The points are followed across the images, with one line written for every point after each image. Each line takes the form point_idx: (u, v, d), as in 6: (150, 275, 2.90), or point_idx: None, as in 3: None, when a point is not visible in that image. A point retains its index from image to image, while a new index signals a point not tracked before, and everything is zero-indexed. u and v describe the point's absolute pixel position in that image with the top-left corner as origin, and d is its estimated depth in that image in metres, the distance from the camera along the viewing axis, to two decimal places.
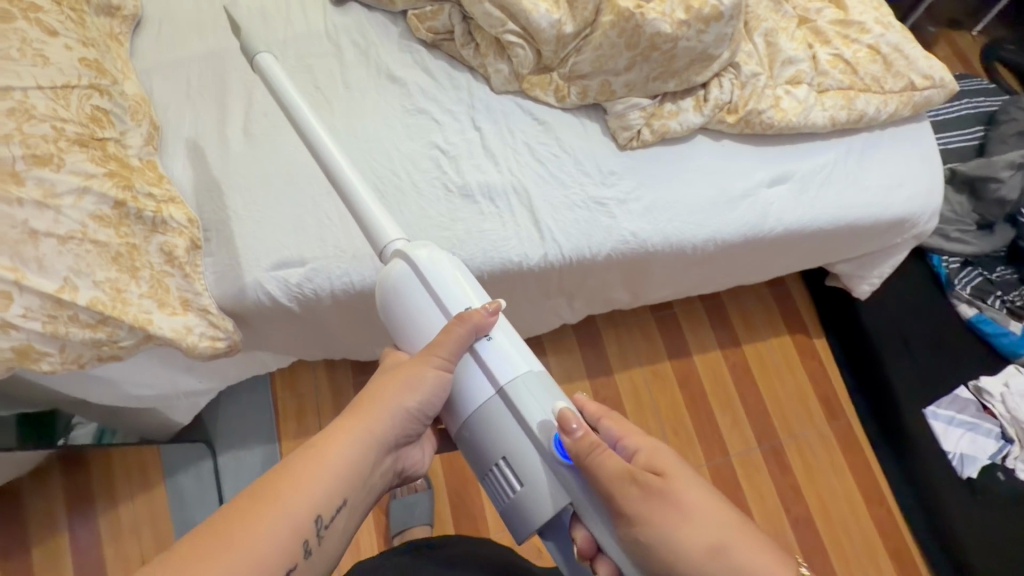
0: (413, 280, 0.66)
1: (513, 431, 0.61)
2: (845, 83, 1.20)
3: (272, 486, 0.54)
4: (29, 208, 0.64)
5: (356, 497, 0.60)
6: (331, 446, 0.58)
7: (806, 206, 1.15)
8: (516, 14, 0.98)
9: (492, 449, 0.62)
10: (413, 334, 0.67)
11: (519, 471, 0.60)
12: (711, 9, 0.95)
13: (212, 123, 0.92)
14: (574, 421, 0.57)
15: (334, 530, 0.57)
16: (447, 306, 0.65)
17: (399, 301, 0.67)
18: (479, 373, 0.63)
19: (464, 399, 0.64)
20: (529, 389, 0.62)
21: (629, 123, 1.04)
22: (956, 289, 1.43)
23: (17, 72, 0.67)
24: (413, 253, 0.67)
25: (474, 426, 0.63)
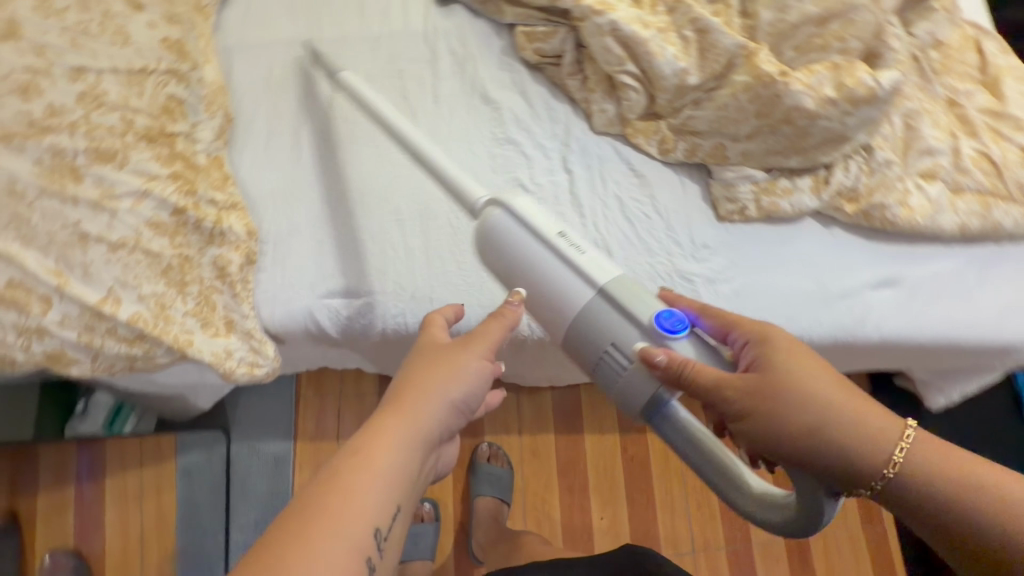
0: (513, 226, 0.64)
1: (613, 318, 0.57)
2: (986, 187, 1.04)
3: (323, 504, 0.46)
4: (84, 209, 0.59)
5: (408, 505, 0.52)
6: (379, 449, 0.51)
7: (910, 318, 1.02)
8: (639, 54, 0.87)
9: (597, 337, 0.58)
10: (510, 263, 0.64)
11: (631, 349, 0.56)
12: (866, 90, 0.82)
13: (290, 124, 0.84)
14: (656, 354, 0.53)
15: (391, 545, 0.49)
16: (543, 234, 0.62)
17: (496, 246, 0.65)
18: (571, 277, 0.60)
19: (558, 301, 0.60)
20: (624, 288, 0.58)
21: (735, 195, 0.93)
22: None
23: (94, 52, 0.62)
24: (510, 199, 0.65)
25: (575, 327, 0.59)
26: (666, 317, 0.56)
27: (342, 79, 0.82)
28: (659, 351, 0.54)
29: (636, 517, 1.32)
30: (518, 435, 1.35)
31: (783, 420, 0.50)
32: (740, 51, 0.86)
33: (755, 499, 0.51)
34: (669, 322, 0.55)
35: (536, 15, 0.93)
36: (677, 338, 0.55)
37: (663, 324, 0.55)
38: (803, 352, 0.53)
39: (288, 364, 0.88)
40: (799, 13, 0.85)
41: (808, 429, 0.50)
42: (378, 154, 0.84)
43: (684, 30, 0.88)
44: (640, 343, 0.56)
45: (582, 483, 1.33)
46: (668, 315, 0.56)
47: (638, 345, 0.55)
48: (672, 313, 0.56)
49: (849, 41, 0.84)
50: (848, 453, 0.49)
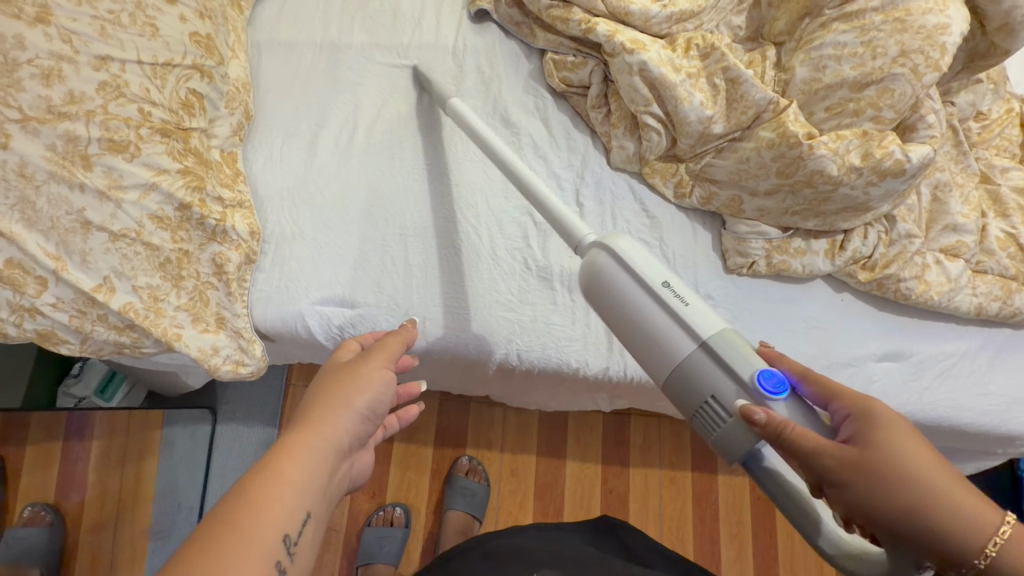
0: (617, 273, 0.61)
1: (717, 374, 0.55)
2: (1009, 271, 1.01)
3: (229, 513, 0.46)
4: (90, 197, 0.60)
5: (320, 515, 0.53)
6: (286, 459, 0.51)
7: (912, 396, 0.98)
8: (666, 96, 0.85)
9: (695, 388, 0.56)
10: (612, 301, 0.61)
11: (733, 404, 0.53)
12: (894, 163, 0.79)
13: (307, 126, 0.85)
14: (758, 412, 0.51)
15: (302, 554, 0.49)
16: (647, 283, 0.59)
17: (598, 288, 0.63)
18: (675, 330, 0.57)
19: (664, 344, 0.58)
20: (732, 346, 0.55)
21: (747, 250, 0.91)
22: None
23: (122, 42, 0.63)
24: (613, 243, 0.62)
25: (674, 380, 0.57)
26: (768, 375, 0.53)
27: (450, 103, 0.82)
28: (760, 409, 0.51)
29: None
30: (500, 451, 1.35)
31: (881, 500, 0.47)
32: (769, 106, 0.84)
33: (859, 562, 0.50)
34: (770, 383, 0.53)
35: (568, 44, 0.91)
36: (778, 399, 0.53)
37: (765, 385, 0.53)
38: (916, 437, 0.49)
39: (277, 357, 0.89)
40: (836, 74, 0.83)
41: (908, 510, 0.47)
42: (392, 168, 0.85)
43: (714, 77, 0.86)
44: (741, 400, 0.53)
45: (558, 507, 1.32)
46: (770, 375, 0.53)
47: (740, 402, 0.53)
48: (775, 372, 0.53)
49: (884, 110, 0.81)
50: (951, 543, 0.45)
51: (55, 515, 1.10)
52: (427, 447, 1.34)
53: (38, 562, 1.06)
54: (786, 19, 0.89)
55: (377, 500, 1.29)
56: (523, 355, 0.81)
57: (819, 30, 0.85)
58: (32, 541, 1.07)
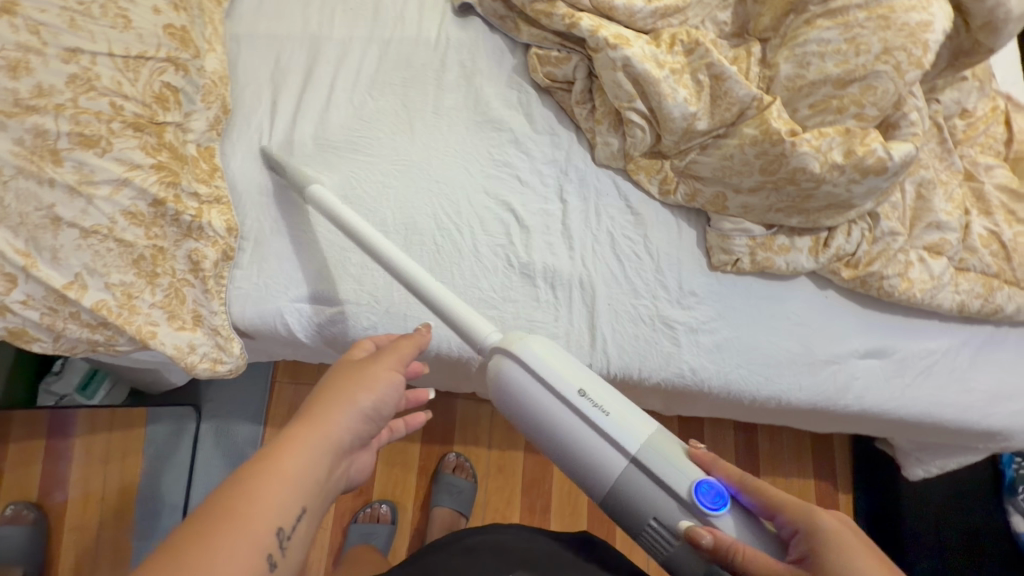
0: (530, 383, 0.62)
1: (651, 492, 0.57)
2: (991, 269, 1.02)
3: (224, 504, 0.46)
4: (60, 192, 0.59)
5: (315, 511, 0.53)
6: (285, 455, 0.51)
7: (894, 393, 1.00)
8: (649, 93, 0.85)
9: (638, 509, 0.58)
10: (534, 416, 0.63)
11: (677, 526, 0.56)
12: (875, 161, 0.79)
13: (287, 121, 0.84)
14: (702, 534, 0.54)
15: (295, 549, 0.49)
16: (562, 393, 0.61)
17: (511, 398, 0.64)
18: (603, 446, 0.59)
19: (591, 462, 0.60)
20: (659, 456, 0.58)
21: (731, 247, 0.91)
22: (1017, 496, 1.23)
23: (92, 35, 0.62)
24: (516, 347, 0.63)
25: (608, 500, 0.60)
26: (705, 490, 0.56)
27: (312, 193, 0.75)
28: (705, 530, 0.54)
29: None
30: (487, 447, 1.35)
31: None
32: (753, 103, 0.84)
33: None
34: (708, 497, 0.56)
35: (551, 39, 0.91)
36: (720, 514, 0.56)
37: (703, 501, 0.56)
38: (865, 550, 0.50)
39: (258, 355, 0.88)
40: (819, 71, 0.83)
41: None
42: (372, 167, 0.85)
43: (698, 73, 0.86)
44: (684, 520, 0.56)
45: (545, 504, 1.33)
46: (707, 488, 0.56)
47: (683, 523, 0.56)
48: (711, 485, 0.56)
49: (867, 108, 0.81)
50: None
51: (38, 514, 1.08)
52: (414, 444, 1.33)
53: (20, 562, 1.05)
54: (771, 15, 0.88)
55: (364, 497, 1.28)
56: None
57: (804, 26, 0.84)
58: (14, 540, 1.05)
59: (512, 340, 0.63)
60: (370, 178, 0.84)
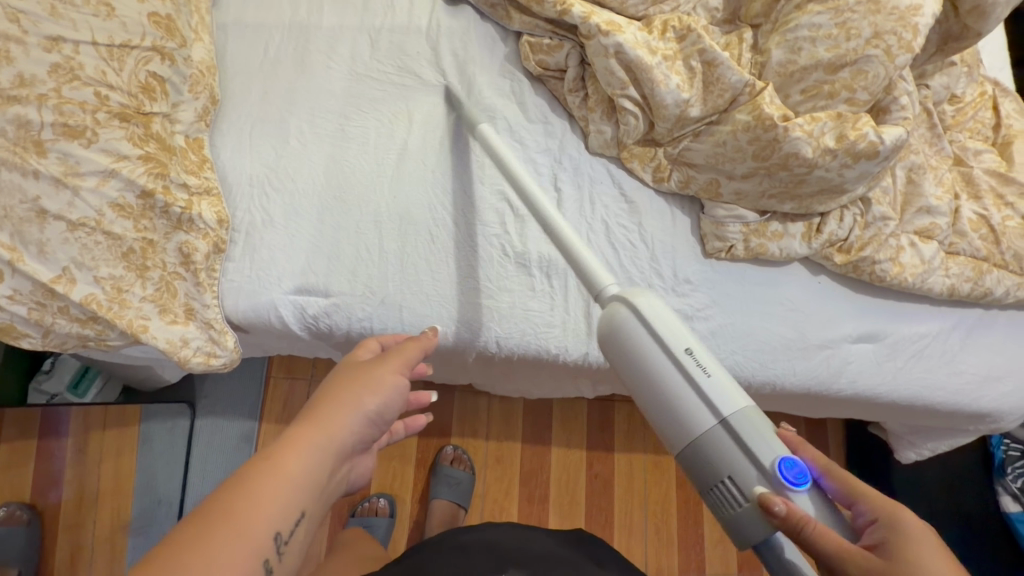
0: (643, 336, 0.60)
1: (736, 457, 0.54)
2: (981, 253, 1.03)
3: (224, 502, 0.46)
4: (45, 184, 0.57)
5: (314, 514, 0.52)
6: (288, 456, 0.51)
7: (886, 376, 1.01)
8: (642, 79, 0.84)
9: (713, 466, 0.55)
10: (635, 369, 0.61)
11: (751, 491, 0.53)
12: (867, 145, 0.79)
13: (278, 110, 0.83)
14: (777, 503, 0.50)
15: (290, 554, 0.49)
16: (669, 347, 0.59)
17: (619, 344, 0.62)
18: (700, 405, 0.57)
19: (678, 418, 0.58)
20: (753, 428, 0.54)
21: (725, 234, 0.91)
22: (1005, 477, 1.27)
23: (74, 23, 0.60)
24: (635, 299, 0.62)
25: (687, 456, 0.57)
26: (789, 465, 0.53)
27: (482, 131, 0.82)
28: (779, 499, 0.51)
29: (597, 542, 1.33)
30: (484, 439, 1.35)
31: None
32: (745, 89, 0.84)
33: None
34: (791, 473, 0.52)
35: (543, 27, 0.90)
36: (798, 491, 0.52)
37: (787, 475, 0.52)
38: (946, 553, 0.49)
39: (253, 349, 0.88)
40: (811, 56, 0.83)
41: None
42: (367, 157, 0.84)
43: (690, 60, 0.86)
44: (760, 486, 0.53)
45: (544, 494, 1.33)
46: (790, 465, 0.53)
47: (758, 488, 0.52)
48: (795, 461, 0.53)
49: (858, 92, 0.81)
50: None
51: (32, 514, 1.08)
52: (411, 437, 1.33)
53: (16, 562, 1.05)
54: (762, 1, 0.88)
55: (362, 491, 1.29)
56: (502, 342, 0.82)
57: (795, 11, 0.85)
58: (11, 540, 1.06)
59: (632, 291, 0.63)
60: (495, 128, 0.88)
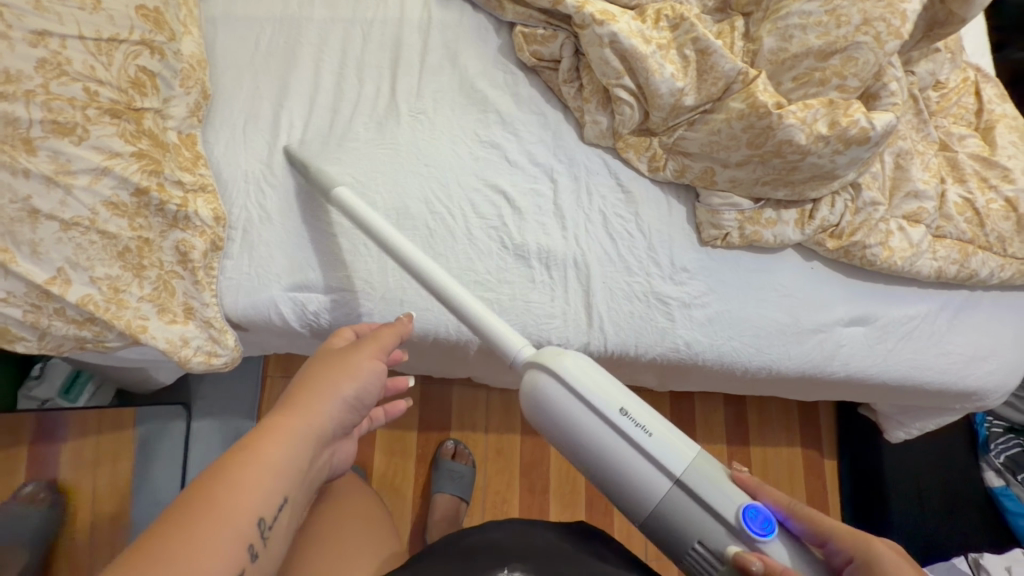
0: (570, 401, 0.63)
1: (694, 510, 0.60)
2: (966, 235, 1.06)
3: (211, 487, 0.49)
4: (36, 183, 0.56)
5: (297, 497, 0.56)
6: (269, 445, 0.54)
7: (877, 358, 1.04)
8: (637, 69, 0.85)
9: (684, 530, 0.60)
10: (579, 440, 0.63)
11: (725, 551, 0.58)
12: (859, 131, 0.81)
13: (271, 104, 0.82)
14: (753, 560, 0.55)
15: (274, 536, 0.53)
16: (603, 412, 0.62)
17: (550, 416, 0.64)
18: (648, 466, 0.61)
19: (635, 480, 0.61)
20: (704, 477, 0.60)
21: (720, 222, 0.92)
22: (988, 453, 1.33)
23: (60, 16, 0.58)
24: (556, 362, 0.63)
25: (651, 519, 0.62)
26: (753, 515, 0.58)
27: (337, 196, 0.73)
28: (755, 555, 0.56)
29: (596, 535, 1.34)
30: (484, 432, 1.36)
31: None
32: (738, 77, 0.84)
33: None
34: (756, 523, 0.58)
35: (537, 17, 0.90)
36: (768, 540, 0.58)
37: (752, 526, 0.58)
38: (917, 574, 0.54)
39: (252, 348, 0.87)
40: (802, 44, 0.84)
41: None
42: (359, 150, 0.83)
43: (684, 49, 0.86)
44: (732, 545, 0.58)
45: (544, 485, 1.35)
46: (755, 514, 0.58)
47: (731, 547, 0.58)
48: (758, 510, 0.59)
49: (848, 79, 0.82)
50: None
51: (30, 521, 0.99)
52: (411, 432, 1.33)
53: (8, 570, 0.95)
54: None
55: None
56: None
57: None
58: (28, 522, 0.98)
59: (552, 357, 0.64)
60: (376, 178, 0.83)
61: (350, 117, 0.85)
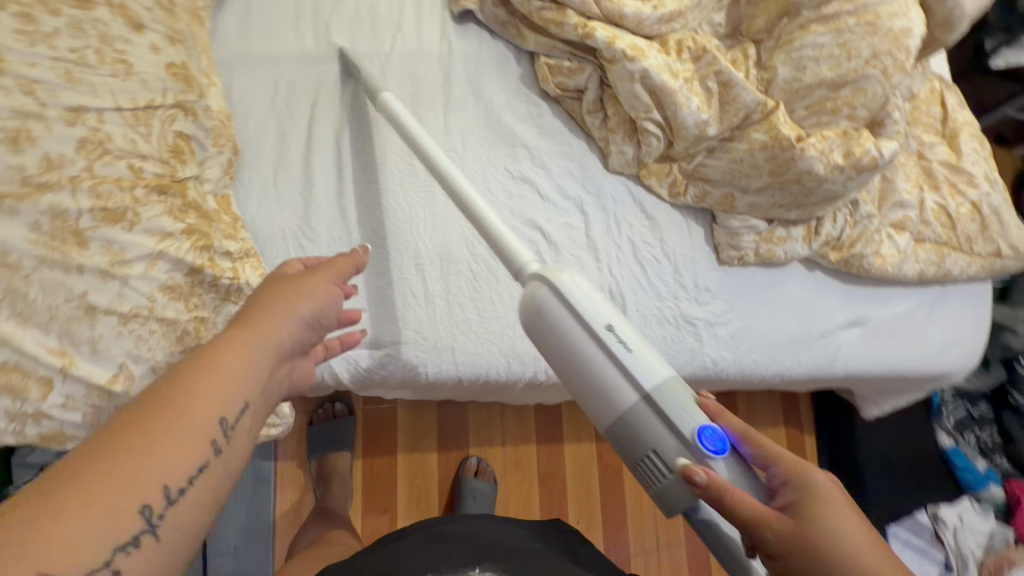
0: (559, 310, 0.59)
1: (658, 430, 0.53)
2: (942, 239, 1.17)
3: (161, 394, 0.42)
4: (90, 278, 0.51)
5: (258, 412, 0.48)
6: (226, 351, 0.47)
7: (870, 354, 1.14)
8: (665, 103, 0.86)
9: (637, 440, 0.54)
10: (555, 348, 0.59)
11: (674, 463, 0.51)
12: (870, 160, 0.87)
13: (299, 151, 0.78)
14: (697, 473, 0.48)
15: (235, 448, 0.45)
16: (592, 327, 0.57)
17: (541, 330, 0.60)
18: (618, 380, 0.56)
19: (600, 395, 0.56)
20: (675, 398, 0.53)
21: (739, 244, 0.98)
22: (942, 418, 1.46)
23: (94, 87, 0.53)
24: (555, 277, 0.60)
25: (613, 433, 0.56)
26: (708, 434, 0.51)
27: (381, 100, 0.76)
28: (701, 469, 0.49)
29: (609, 535, 1.41)
30: (502, 446, 1.38)
31: None
32: (758, 108, 0.88)
33: None
34: (711, 441, 0.51)
35: (562, 48, 0.89)
36: (718, 458, 0.51)
37: (705, 443, 0.51)
38: (856, 510, 0.47)
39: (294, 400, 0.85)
40: (815, 75, 0.88)
41: None
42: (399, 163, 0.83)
43: (707, 81, 0.88)
44: (682, 458, 0.51)
45: (562, 491, 1.40)
46: (710, 432, 0.52)
47: (680, 460, 0.51)
48: (713, 430, 0.52)
49: (858, 109, 0.88)
50: None
51: None
52: (431, 454, 1.33)
53: None
54: (765, 18, 0.92)
55: (387, 510, 1.28)
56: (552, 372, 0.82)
57: (798, 30, 0.89)
58: None
59: (553, 268, 0.61)
60: (426, 108, 0.86)
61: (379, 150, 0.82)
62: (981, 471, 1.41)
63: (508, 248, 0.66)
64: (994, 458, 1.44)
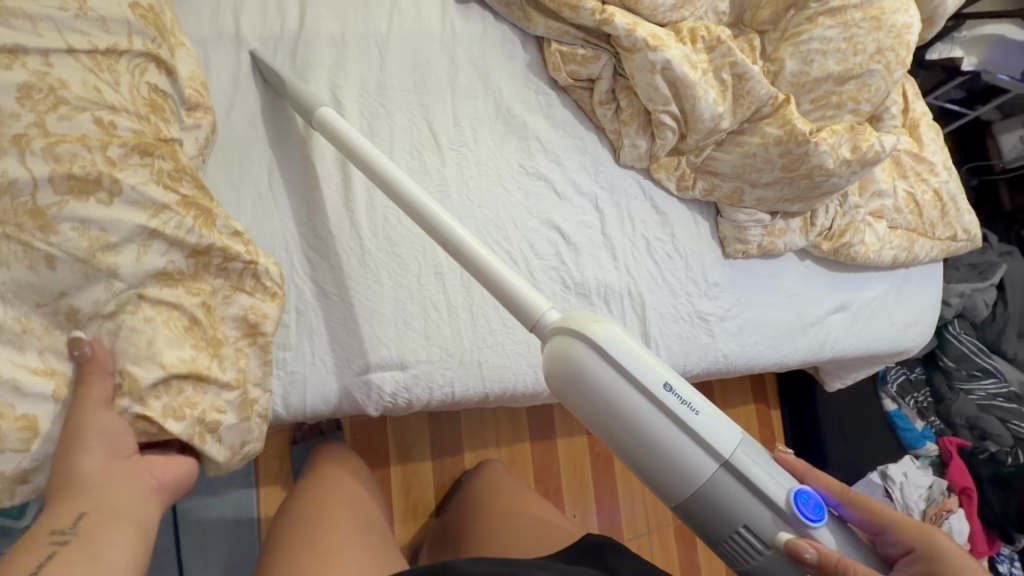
0: (610, 374, 0.51)
1: (744, 498, 0.52)
2: (911, 225, 1.25)
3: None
4: (69, 274, 0.44)
5: (121, 506, 0.44)
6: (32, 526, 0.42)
7: (852, 337, 1.19)
8: (684, 96, 0.84)
9: (726, 518, 0.52)
10: (608, 421, 0.53)
11: (774, 539, 0.51)
12: (874, 154, 0.89)
13: (299, 151, 0.69)
14: (807, 549, 0.50)
15: (90, 545, 0.41)
16: (648, 389, 0.51)
17: (587, 394, 0.52)
18: (692, 447, 0.52)
19: (671, 470, 0.52)
20: (755, 463, 0.52)
21: (746, 237, 0.97)
22: (887, 385, 1.48)
23: (34, 24, 0.44)
24: (590, 331, 0.52)
25: (688, 510, 0.53)
26: (806, 501, 0.52)
27: (322, 117, 0.63)
28: (806, 543, 0.50)
29: (602, 512, 1.39)
30: (496, 447, 1.32)
31: None
32: (769, 101, 0.87)
33: None
34: (809, 508, 0.52)
35: (574, 34, 0.83)
36: (819, 527, 0.52)
37: (805, 511, 0.52)
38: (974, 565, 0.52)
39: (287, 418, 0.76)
40: (822, 68, 0.88)
41: None
42: (406, 163, 0.75)
43: (721, 72, 0.86)
44: (781, 532, 0.51)
45: (557, 485, 1.36)
46: (808, 497, 0.52)
47: (782, 535, 0.51)
48: (809, 495, 0.52)
49: (863, 103, 0.90)
50: None
51: None
52: (425, 461, 1.26)
53: None
54: (772, 8, 0.91)
55: None
56: None
57: (806, 23, 0.88)
58: None
59: (577, 320, 0.52)
60: (398, 121, 0.75)
61: (385, 146, 0.74)
62: (920, 430, 1.44)
63: (513, 286, 0.57)
64: (930, 418, 1.45)
